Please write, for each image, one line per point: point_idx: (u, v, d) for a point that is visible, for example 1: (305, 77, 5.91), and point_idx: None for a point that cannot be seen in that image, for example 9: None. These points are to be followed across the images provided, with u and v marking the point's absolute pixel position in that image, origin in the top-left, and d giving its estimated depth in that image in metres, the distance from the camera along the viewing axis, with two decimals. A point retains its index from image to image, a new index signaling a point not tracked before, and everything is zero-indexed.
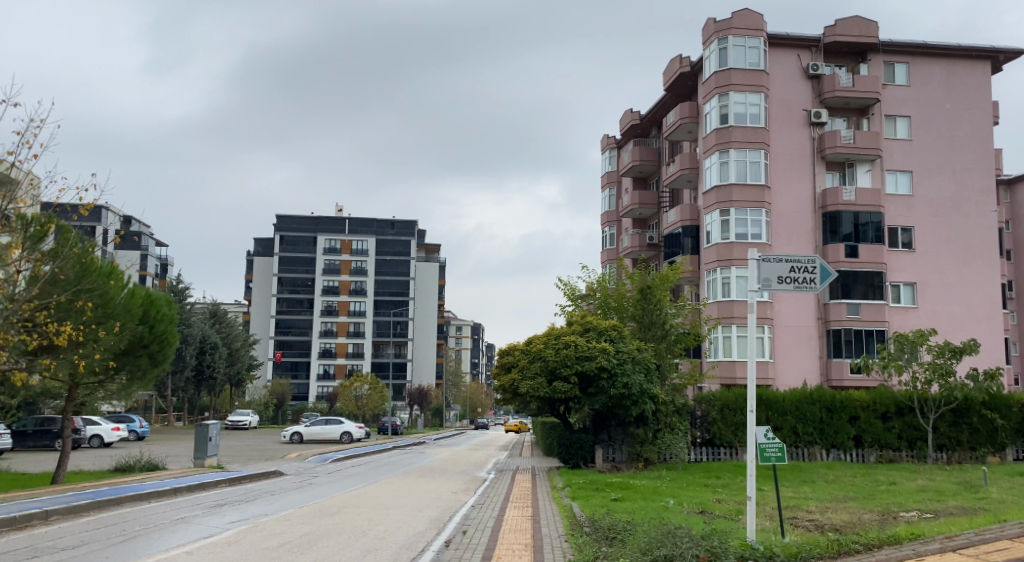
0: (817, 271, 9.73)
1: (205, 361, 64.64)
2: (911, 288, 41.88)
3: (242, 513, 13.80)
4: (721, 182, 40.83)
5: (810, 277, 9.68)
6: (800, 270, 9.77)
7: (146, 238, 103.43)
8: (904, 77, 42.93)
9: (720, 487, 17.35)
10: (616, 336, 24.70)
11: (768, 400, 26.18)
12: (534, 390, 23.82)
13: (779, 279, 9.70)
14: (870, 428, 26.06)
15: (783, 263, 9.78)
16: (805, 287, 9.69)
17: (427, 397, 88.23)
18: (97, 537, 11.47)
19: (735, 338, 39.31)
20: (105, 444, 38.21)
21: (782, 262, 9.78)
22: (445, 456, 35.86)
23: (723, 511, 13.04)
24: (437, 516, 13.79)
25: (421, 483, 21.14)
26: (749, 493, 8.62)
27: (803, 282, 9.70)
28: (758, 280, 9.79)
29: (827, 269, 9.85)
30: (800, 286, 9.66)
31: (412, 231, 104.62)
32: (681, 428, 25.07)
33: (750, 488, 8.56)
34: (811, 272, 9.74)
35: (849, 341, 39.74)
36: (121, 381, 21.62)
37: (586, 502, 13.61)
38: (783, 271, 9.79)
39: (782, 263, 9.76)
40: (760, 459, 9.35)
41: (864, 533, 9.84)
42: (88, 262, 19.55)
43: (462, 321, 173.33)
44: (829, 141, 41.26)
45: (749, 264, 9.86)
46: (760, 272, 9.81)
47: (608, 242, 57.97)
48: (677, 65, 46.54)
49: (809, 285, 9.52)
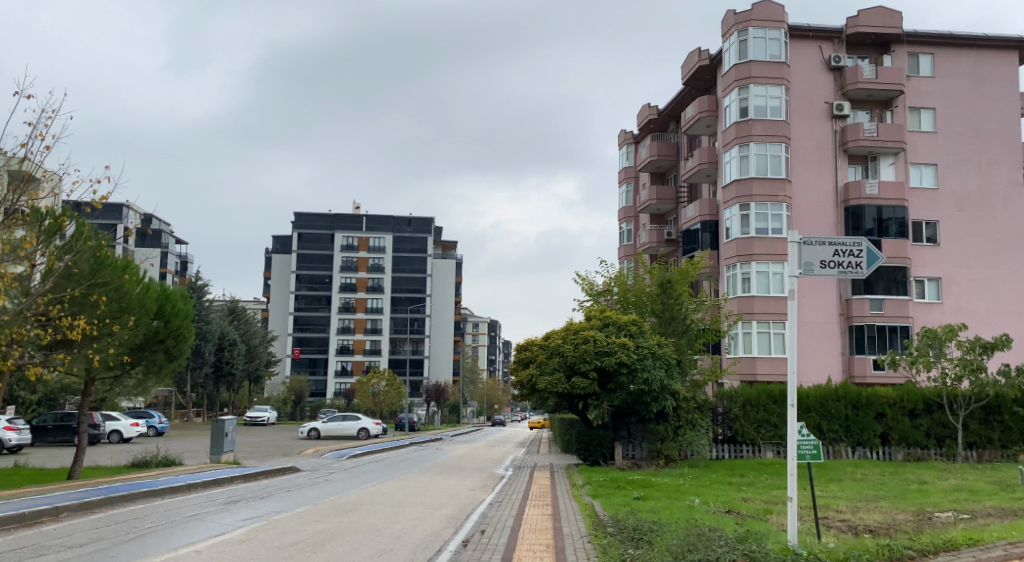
0: (863, 255, 9.23)
1: (223, 357, 64.74)
2: (937, 283, 41.08)
3: (256, 511, 13.53)
4: (741, 176, 40.21)
5: (856, 261, 9.21)
6: (845, 254, 9.29)
7: (166, 236, 103.99)
8: (929, 68, 42.08)
9: (745, 485, 16.89)
10: (636, 332, 24.27)
11: (792, 396, 25.58)
12: (552, 386, 23.41)
13: (822, 264, 9.28)
14: (897, 426, 25.47)
15: (826, 246, 9.34)
16: (850, 272, 9.24)
17: (444, 393, 88.07)
18: (106, 536, 11.21)
19: (756, 333, 38.60)
20: (124, 439, 38.22)
21: (825, 246, 9.34)
22: (463, 453, 35.56)
23: (750, 511, 12.62)
24: (454, 515, 13.46)
25: (438, 480, 20.82)
26: (789, 494, 8.19)
27: (848, 267, 9.24)
28: (799, 264, 9.36)
29: (874, 252, 9.33)
30: (844, 271, 9.21)
31: (428, 227, 104.61)
32: (703, 425, 24.57)
33: (789, 490, 8.13)
34: (857, 256, 9.26)
35: (872, 337, 39.03)
36: (137, 376, 21.42)
37: (608, 501, 13.22)
38: (826, 255, 9.35)
39: (824, 247, 9.32)
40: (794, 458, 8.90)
41: (913, 538, 9.38)
42: (102, 256, 19.31)
43: (479, 318, 173.14)
44: (852, 134, 40.51)
45: (790, 248, 9.44)
46: (801, 256, 9.38)
47: (626, 238, 57.45)
48: (696, 58, 45.94)
49: (853, 271, 9.08)
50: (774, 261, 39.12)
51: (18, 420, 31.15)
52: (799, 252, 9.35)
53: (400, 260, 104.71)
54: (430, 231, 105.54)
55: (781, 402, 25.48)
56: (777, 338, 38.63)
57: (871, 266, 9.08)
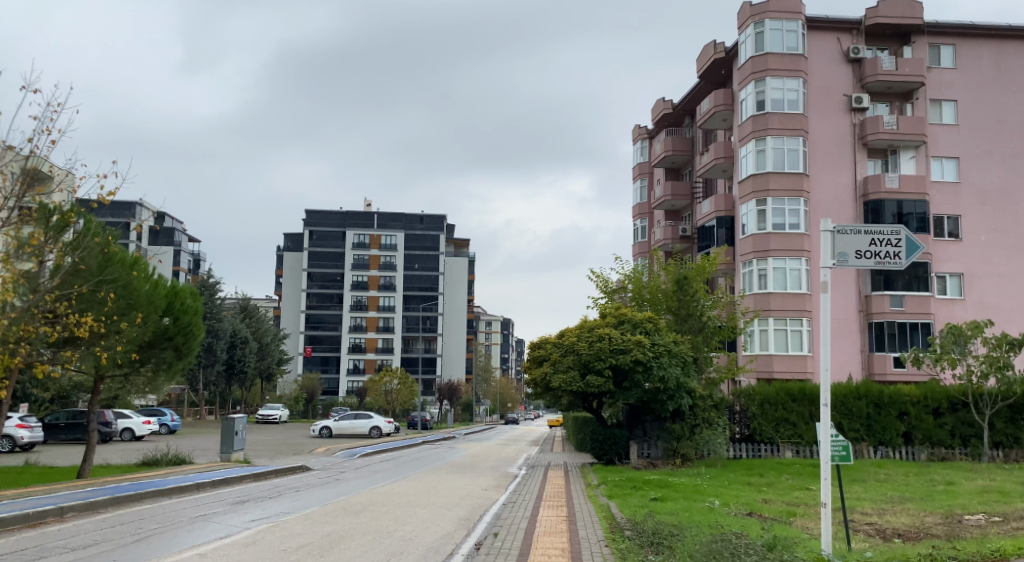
0: (902, 244, 8.79)
1: (236, 355, 64.69)
2: (958, 279, 40.35)
3: (265, 511, 13.20)
4: (758, 171, 39.62)
5: (895, 251, 8.78)
6: (883, 243, 8.83)
7: (179, 234, 104.23)
8: (950, 60, 41.38)
9: (765, 486, 16.47)
10: (652, 329, 23.84)
11: (811, 394, 25.01)
12: (566, 384, 23.02)
13: (857, 254, 8.87)
14: (920, 425, 24.93)
15: (862, 235, 8.91)
16: (888, 262, 8.82)
17: (457, 392, 87.82)
18: (111, 537, 10.90)
19: (772, 330, 38.18)
20: (136, 437, 38.09)
21: (860, 234, 8.92)
22: (476, 452, 35.18)
23: (775, 513, 12.20)
24: (467, 516, 13.11)
25: (450, 479, 20.48)
26: (823, 500, 7.73)
27: (886, 257, 8.80)
28: (833, 254, 8.96)
29: (915, 239, 8.85)
30: (882, 262, 8.79)
31: (440, 225, 104.59)
32: (719, 424, 24.02)
33: (824, 494, 7.67)
34: (896, 245, 8.80)
35: (892, 335, 38.37)
36: (146, 374, 21.13)
37: (626, 502, 12.84)
38: (862, 244, 8.93)
39: (860, 235, 8.90)
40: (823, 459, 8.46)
41: (954, 546, 8.92)
42: (110, 252, 19.01)
43: (491, 316, 172.85)
44: (871, 127, 39.84)
45: (823, 237, 9.01)
46: (835, 245, 8.97)
47: (640, 235, 56.92)
48: (711, 51, 45.36)
49: (892, 265, 8.65)
50: (790, 257, 38.64)
51: (30, 418, 31.07)
52: (834, 242, 8.93)
53: (412, 258, 104.58)
54: (442, 229, 105.41)
55: (799, 400, 24.97)
56: (794, 335, 38.13)
57: (911, 258, 8.64)
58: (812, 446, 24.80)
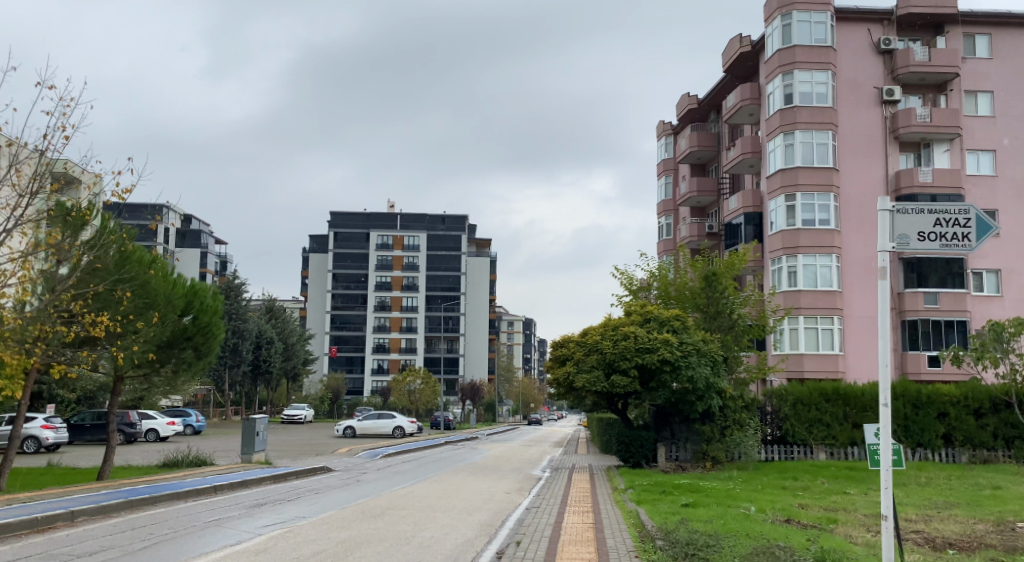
0: (972, 224, 7.55)
1: (261, 356, 64.75)
2: (995, 275, 39.21)
3: (282, 513, 12.75)
4: (786, 166, 38.71)
5: (963, 233, 7.55)
6: (950, 224, 7.60)
7: (205, 236, 104.84)
8: (986, 50, 40.35)
9: (801, 490, 15.76)
10: (680, 327, 23.15)
11: (846, 395, 24.15)
12: (590, 384, 22.41)
13: (920, 236, 7.65)
14: (961, 426, 23.98)
15: (926, 214, 7.68)
16: (956, 245, 7.59)
17: (480, 392, 87.42)
18: (119, 542, 10.45)
19: (802, 329, 37.31)
20: (161, 438, 38.01)
21: (924, 214, 7.70)
22: (499, 453, 34.68)
23: (813, 520, 11.54)
24: (489, 521, 12.58)
25: (473, 481, 20.00)
26: (883, 511, 6.87)
27: (953, 240, 7.58)
28: (891, 237, 7.76)
29: (986, 219, 7.62)
30: (949, 245, 7.57)
31: (463, 226, 104.56)
32: (751, 424, 23.12)
33: (885, 506, 6.81)
34: (965, 226, 7.57)
35: (927, 333, 37.33)
36: (166, 375, 20.77)
37: (655, 507, 12.27)
38: (926, 225, 7.71)
39: (923, 216, 7.67)
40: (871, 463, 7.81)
41: None
42: (128, 250, 18.64)
43: (514, 317, 172.26)
44: (903, 120, 38.76)
45: (880, 218, 7.83)
46: (894, 227, 7.77)
47: (664, 233, 56.07)
48: (737, 45, 44.51)
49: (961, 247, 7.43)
50: (820, 254, 37.79)
51: (55, 419, 30.99)
52: (892, 223, 7.72)
53: (436, 258, 104.38)
54: (465, 229, 105.13)
55: (834, 400, 24.13)
56: (825, 333, 37.29)
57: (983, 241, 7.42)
58: (847, 447, 23.93)
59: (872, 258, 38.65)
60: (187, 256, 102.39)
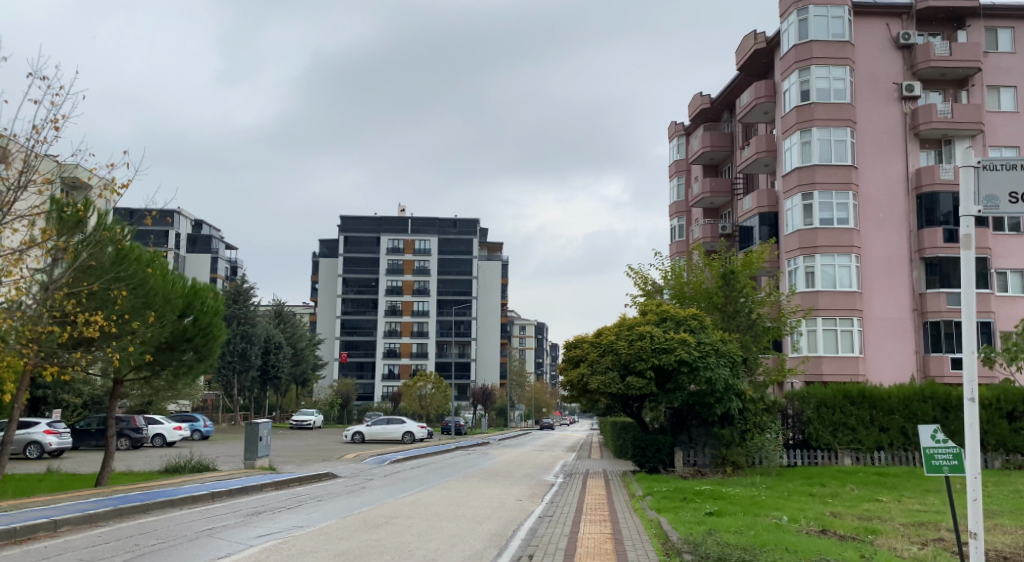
0: None
1: (270, 360, 64.18)
2: (1020, 275, 38.15)
3: (278, 523, 11.92)
4: (803, 164, 37.76)
5: None
6: None
7: (216, 241, 104.57)
8: (1009, 44, 39.37)
9: (829, 497, 14.88)
10: (697, 327, 22.28)
11: (872, 397, 23.17)
12: (605, 386, 21.59)
13: (1010, 199, 7.40)
14: (994, 430, 22.96)
15: (1015, 172, 7.43)
16: None
17: (491, 397, 86.58)
18: (101, 555, 9.66)
19: (821, 331, 36.30)
20: (167, 443, 37.34)
21: (1013, 172, 7.46)
22: (509, 458, 33.87)
23: (850, 531, 10.64)
24: (499, 531, 11.73)
25: (483, 488, 19.20)
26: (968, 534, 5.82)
27: None
28: (977, 199, 7.51)
29: None
30: None
31: (474, 230, 103.88)
32: (773, 428, 22.22)
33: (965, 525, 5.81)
34: None
35: (950, 335, 36.23)
36: (165, 379, 19.99)
37: (678, 517, 11.43)
38: (1017, 185, 7.45)
39: (1013, 173, 7.43)
40: (928, 469, 7.07)
41: None
42: (123, 249, 17.81)
43: (525, 321, 171.35)
44: (924, 116, 37.74)
45: (967, 176, 7.58)
46: (981, 188, 7.52)
47: (677, 234, 55.11)
48: (752, 41, 43.62)
49: None
50: (839, 254, 36.80)
51: (58, 424, 30.37)
52: (978, 181, 7.48)
53: (446, 262, 103.71)
54: (476, 233, 104.39)
55: (859, 403, 23.17)
56: (845, 335, 36.30)
57: None
58: (873, 452, 22.92)
59: (893, 258, 37.66)
60: (197, 262, 102.21)
